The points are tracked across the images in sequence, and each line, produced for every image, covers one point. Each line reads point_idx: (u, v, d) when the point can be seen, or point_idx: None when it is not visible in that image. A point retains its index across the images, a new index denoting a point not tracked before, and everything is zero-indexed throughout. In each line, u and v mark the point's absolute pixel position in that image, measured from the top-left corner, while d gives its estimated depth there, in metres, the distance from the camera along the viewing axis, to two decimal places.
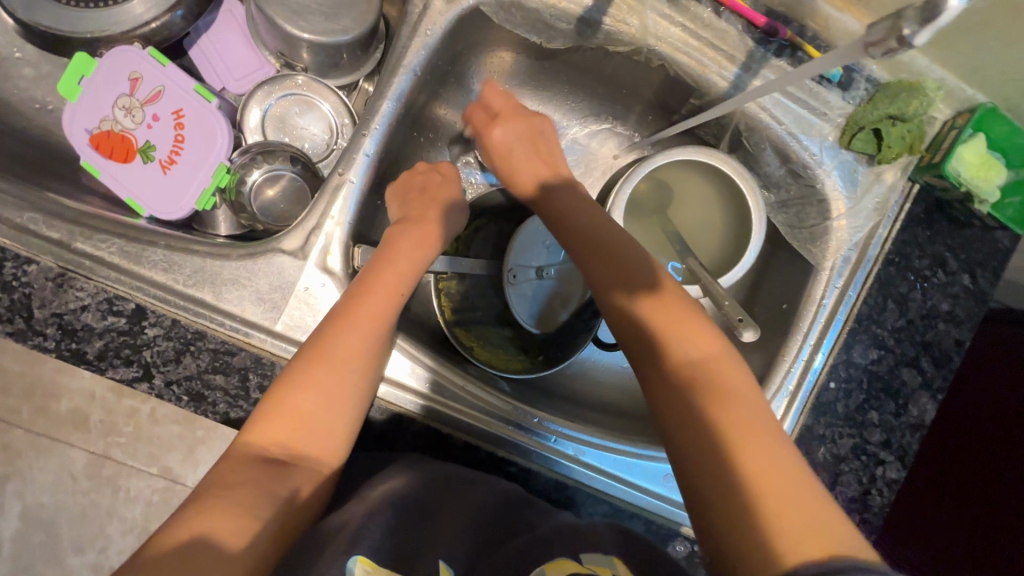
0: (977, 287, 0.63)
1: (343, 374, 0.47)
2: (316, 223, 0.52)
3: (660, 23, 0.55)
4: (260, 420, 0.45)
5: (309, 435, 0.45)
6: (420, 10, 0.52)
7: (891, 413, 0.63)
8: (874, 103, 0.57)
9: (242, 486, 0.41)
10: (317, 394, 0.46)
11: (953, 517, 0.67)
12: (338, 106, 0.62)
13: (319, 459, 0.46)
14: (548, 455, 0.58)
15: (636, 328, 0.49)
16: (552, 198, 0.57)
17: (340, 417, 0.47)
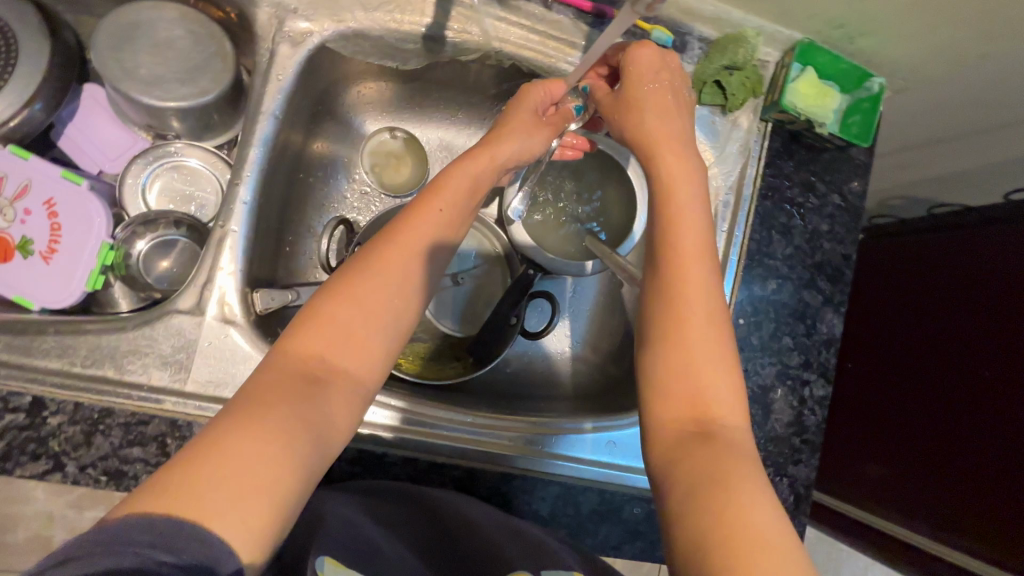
0: (848, 202, 0.69)
1: (381, 295, 0.46)
2: (208, 277, 0.53)
3: (499, 26, 0.59)
4: (299, 331, 0.44)
5: (346, 353, 0.44)
6: (268, 58, 0.55)
7: (803, 335, 0.67)
8: (710, 58, 0.63)
9: (278, 398, 0.40)
10: (354, 312, 0.45)
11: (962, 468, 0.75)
12: (218, 164, 0.63)
13: (353, 379, 0.44)
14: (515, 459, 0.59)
15: (678, 310, 0.48)
16: (669, 154, 0.53)
17: (375, 340, 0.46)
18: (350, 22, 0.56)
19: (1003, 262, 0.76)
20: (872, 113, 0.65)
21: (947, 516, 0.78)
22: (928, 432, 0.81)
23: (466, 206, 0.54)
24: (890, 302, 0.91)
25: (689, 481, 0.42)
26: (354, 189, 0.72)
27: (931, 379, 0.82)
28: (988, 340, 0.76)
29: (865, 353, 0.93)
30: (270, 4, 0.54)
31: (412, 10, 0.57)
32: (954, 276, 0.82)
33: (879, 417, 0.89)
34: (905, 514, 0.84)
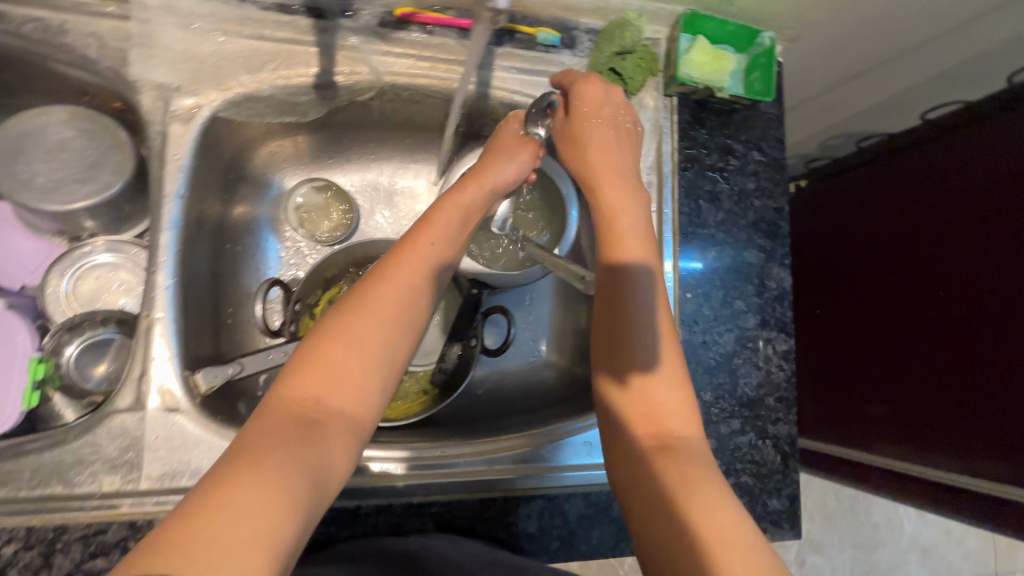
0: (769, 157, 0.69)
1: (373, 331, 0.45)
2: (142, 369, 0.52)
3: (386, 61, 0.59)
4: (295, 373, 0.43)
5: (343, 392, 0.43)
6: (160, 139, 0.54)
7: (755, 294, 0.67)
8: (600, 48, 0.63)
9: (274, 444, 0.38)
10: (350, 350, 0.44)
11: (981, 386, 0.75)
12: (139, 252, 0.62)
13: (350, 419, 0.43)
14: (502, 480, 0.58)
15: (623, 323, 0.49)
16: (607, 183, 0.56)
17: (370, 379, 0.44)
18: (236, 88, 0.56)
19: (946, 181, 0.80)
20: (769, 67, 0.66)
21: (948, 437, 0.79)
22: (916, 356, 0.83)
23: (457, 237, 0.55)
24: (858, 240, 0.94)
25: (650, 491, 0.42)
26: (288, 247, 0.72)
27: (907, 306, 0.85)
28: (946, 255, 0.80)
29: (844, 294, 0.95)
30: (150, 86, 0.54)
31: (296, 63, 0.57)
32: (909, 202, 0.86)
33: (870, 353, 0.90)
34: (909, 444, 0.84)
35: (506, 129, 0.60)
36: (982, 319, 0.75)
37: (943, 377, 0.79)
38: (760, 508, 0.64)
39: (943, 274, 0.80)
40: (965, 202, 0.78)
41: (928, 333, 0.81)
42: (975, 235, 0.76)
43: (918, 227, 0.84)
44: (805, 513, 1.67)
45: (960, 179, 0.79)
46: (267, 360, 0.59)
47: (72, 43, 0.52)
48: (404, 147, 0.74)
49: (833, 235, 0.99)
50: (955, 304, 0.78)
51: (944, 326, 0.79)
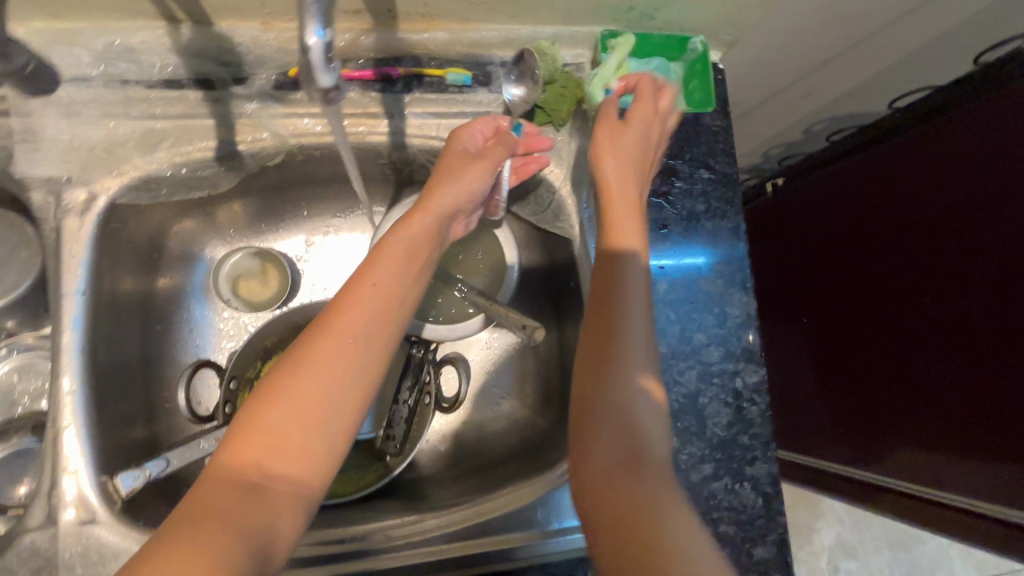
0: (718, 174, 0.64)
1: (317, 388, 0.43)
2: (52, 483, 0.49)
3: (289, 123, 0.56)
4: (236, 436, 0.42)
5: (285, 455, 0.41)
6: (55, 235, 0.52)
7: (715, 325, 0.62)
8: (517, 81, 0.59)
9: (214, 513, 0.37)
10: (291, 410, 0.42)
11: (966, 382, 0.70)
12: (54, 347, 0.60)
13: (295, 485, 0.41)
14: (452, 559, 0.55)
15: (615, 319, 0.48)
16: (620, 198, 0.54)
17: (318, 442, 0.42)
18: (132, 172, 0.54)
19: (941, 174, 0.72)
20: (706, 74, 0.62)
21: (958, 456, 0.72)
22: (919, 368, 0.76)
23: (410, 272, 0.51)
24: (854, 235, 0.85)
25: (618, 488, 0.42)
26: (225, 319, 0.69)
27: (908, 312, 0.77)
28: (947, 257, 0.71)
29: (837, 280, 0.89)
30: (40, 182, 0.52)
31: (192, 137, 0.54)
32: (905, 195, 0.77)
33: (873, 361, 0.83)
34: (918, 462, 0.78)
35: (464, 140, 0.57)
36: (978, 305, 0.68)
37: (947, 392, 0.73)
38: (744, 558, 0.59)
39: (946, 278, 0.71)
40: (967, 200, 0.69)
41: (931, 344, 0.74)
42: (978, 237, 0.68)
43: (917, 224, 0.75)
44: (831, 516, 1.60)
45: (958, 172, 0.70)
46: (194, 449, 0.56)
47: None
48: (335, 202, 0.70)
49: (827, 228, 0.90)
50: (959, 314, 0.70)
51: (948, 336, 0.72)
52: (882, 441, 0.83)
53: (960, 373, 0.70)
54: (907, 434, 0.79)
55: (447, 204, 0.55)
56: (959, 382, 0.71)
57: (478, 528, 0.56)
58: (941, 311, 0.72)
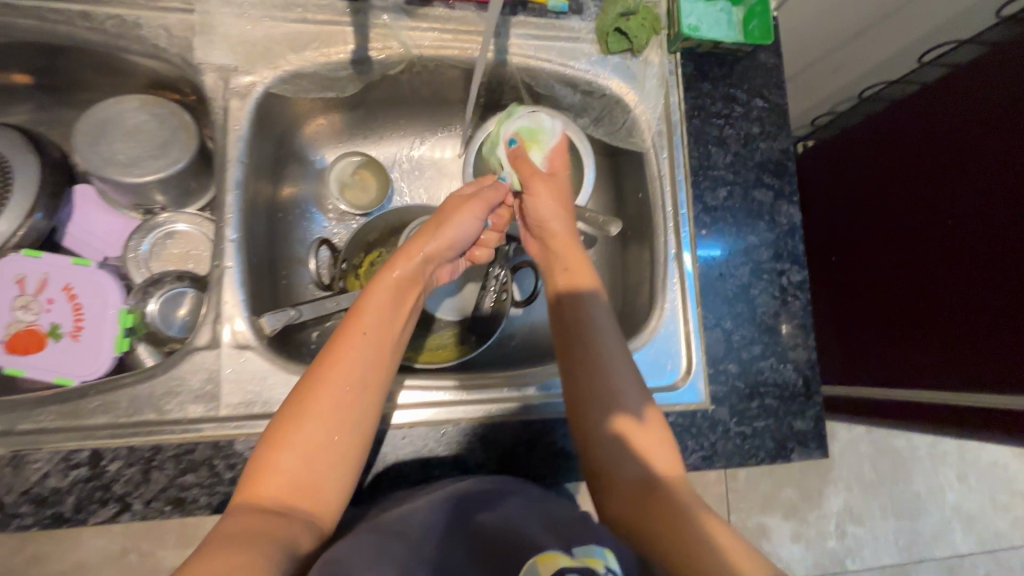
0: (771, 103, 0.74)
1: (321, 430, 0.47)
2: (217, 313, 0.59)
3: (414, 35, 0.66)
4: (252, 480, 0.45)
5: (298, 492, 0.45)
6: (223, 113, 0.62)
7: (767, 230, 0.71)
8: (606, 11, 0.69)
9: (248, 529, 0.41)
10: (301, 450, 0.46)
11: (981, 312, 0.78)
12: (196, 220, 0.69)
13: (312, 512, 0.45)
14: (541, 405, 0.65)
15: (590, 357, 0.59)
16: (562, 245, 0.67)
17: (329, 480, 0.47)
18: (285, 66, 0.64)
19: (966, 108, 0.81)
20: (766, 14, 0.70)
21: (976, 360, 0.80)
22: (941, 283, 0.84)
23: (395, 314, 0.56)
24: (884, 173, 0.94)
25: (630, 499, 0.53)
26: (331, 216, 0.78)
27: (931, 235, 0.85)
28: (969, 181, 0.80)
29: (864, 224, 0.97)
30: (212, 68, 0.62)
31: (336, 41, 0.65)
32: (934, 132, 0.86)
33: (898, 296, 0.91)
34: (939, 372, 0.85)
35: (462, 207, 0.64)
36: (997, 243, 0.76)
37: (967, 302, 0.80)
38: (786, 429, 0.68)
39: (968, 200, 0.80)
40: (989, 127, 0.78)
41: (953, 259, 0.82)
42: (997, 158, 0.76)
43: (944, 155, 0.84)
44: (842, 483, 1.58)
45: (984, 103, 0.79)
46: (321, 307, 0.64)
47: (146, 35, 0.61)
48: (430, 122, 0.80)
49: (858, 176, 0.99)
50: (978, 228, 0.78)
51: (971, 250, 0.80)
52: (895, 365, 0.93)
53: (976, 302, 0.79)
54: (919, 359, 0.88)
55: (432, 250, 0.61)
56: (976, 310, 0.79)
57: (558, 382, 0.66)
58: (963, 241, 0.81)
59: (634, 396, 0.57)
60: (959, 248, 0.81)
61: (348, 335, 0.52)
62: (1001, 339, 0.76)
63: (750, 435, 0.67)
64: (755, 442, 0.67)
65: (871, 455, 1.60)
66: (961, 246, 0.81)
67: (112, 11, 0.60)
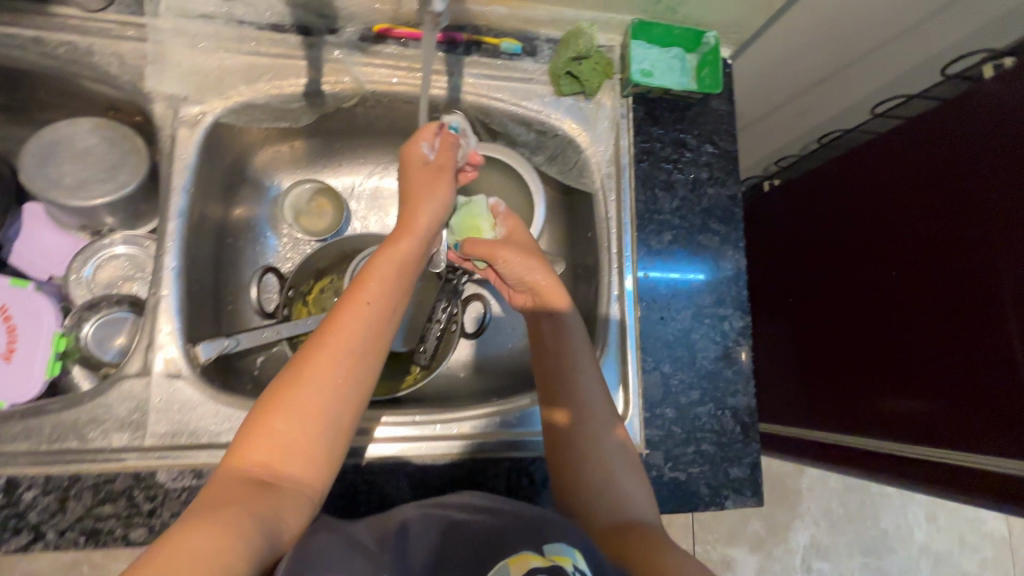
0: (721, 150, 0.75)
1: (315, 398, 0.49)
2: (150, 341, 0.59)
3: (368, 71, 0.67)
4: (246, 444, 0.47)
5: (289, 460, 0.47)
6: (170, 141, 0.63)
7: (710, 275, 0.72)
8: (558, 55, 0.71)
9: (233, 502, 0.43)
10: (294, 418, 0.48)
11: (944, 363, 0.77)
12: (133, 239, 0.70)
13: (301, 484, 0.48)
14: (482, 443, 0.64)
15: (562, 368, 0.62)
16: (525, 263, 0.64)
17: (316, 448, 0.49)
18: (236, 97, 0.65)
19: (925, 157, 0.81)
20: (717, 63, 0.72)
21: (943, 415, 0.78)
22: (909, 329, 0.82)
23: (395, 293, 0.55)
24: (848, 216, 0.94)
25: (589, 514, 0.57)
26: (284, 242, 0.79)
27: (897, 281, 0.84)
28: (928, 229, 0.80)
29: (828, 266, 0.98)
30: (162, 97, 0.63)
31: (288, 74, 0.65)
32: (894, 180, 0.86)
33: (861, 339, 0.90)
34: (902, 421, 0.83)
35: (438, 199, 0.61)
36: (956, 295, 0.76)
37: (933, 353, 0.79)
38: (721, 476, 0.68)
39: (933, 249, 0.79)
40: (947, 178, 0.78)
41: (922, 305, 0.81)
42: (964, 209, 0.76)
43: (903, 203, 0.84)
44: (809, 518, 1.57)
45: (947, 154, 0.78)
46: (260, 336, 0.65)
47: (97, 62, 0.61)
48: (388, 151, 0.81)
49: (822, 218, 1.00)
50: (938, 278, 0.78)
51: (937, 298, 0.78)
52: (856, 412, 0.91)
53: (936, 352, 0.78)
54: (881, 407, 0.86)
55: (427, 226, 0.60)
56: (936, 360, 0.78)
57: (505, 420, 0.66)
58: (924, 289, 0.80)
59: (603, 415, 0.61)
60: (919, 297, 0.81)
61: (347, 308, 0.53)
62: (965, 393, 0.75)
63: (684, 481, 0.67)
64: (688, 488, 0.67)
65: (839, 490, 1.60)
66: (923, 296, 0.80)
67: (64, 37, 0.60)
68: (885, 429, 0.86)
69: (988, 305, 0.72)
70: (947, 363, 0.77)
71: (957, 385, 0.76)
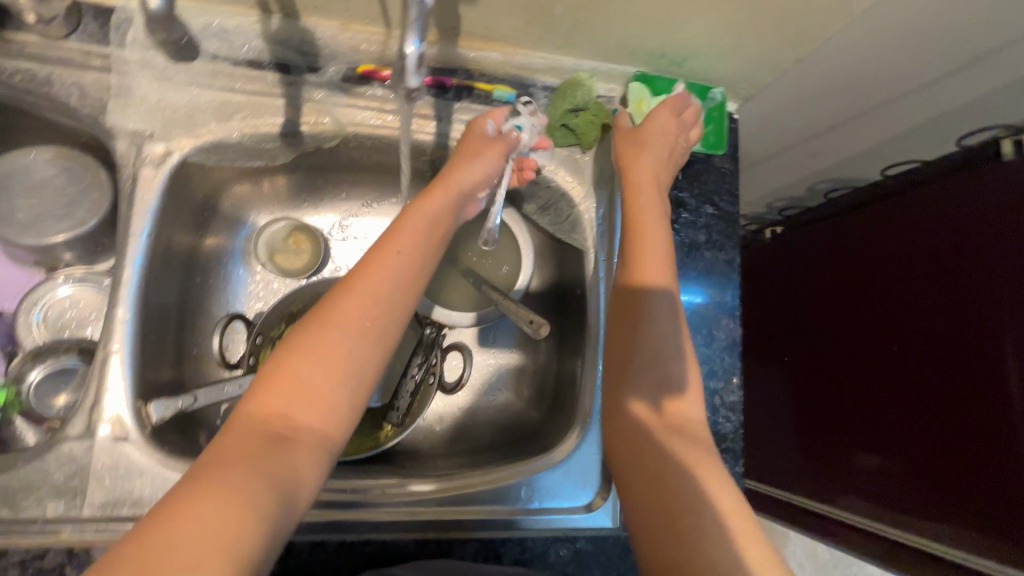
0: (722, 211, 0.71)
1: (340, 342, 0.46)
2: (95, 400, 0.55)
3: (349, 112, 0.63)
4: (264, 390, 0.44)
5: (308, 408, 0.44)
6: (131, 182, 0.58)
7: (702, 345, 0.68)
8: (554, 105, 0.67)
9: (245, 457, 0.40)
10: (316, 362, 0.45)
11: (945, 449, 0.74)
12: (89, 277, 0.65)
13: (319, 434, 0.44)
14: (450, 520, 0.59)
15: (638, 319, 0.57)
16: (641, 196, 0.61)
17: (338, 398, 0.45)
18: (206, 135, 0.60)
19: (938, 229, 0.77)
20: (722, 120, 0.70)
21: (939, 502, 0.74)
22: (912, 405, 0.79)
23: (424, 246, 0.55)
24: (852, 277, 0.91)
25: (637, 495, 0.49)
26: (257, 281, 0.74)
27: (894, 359, 0.82)
28: (939, 304, 0.76)
29: (828, 326, 0.94)
30: (125, 133, 0.58)
31: (263, 113, 0.61)
32: (903, 247, 0.82)
33: (859, 406, 0.87)
34: (898, 498, 0.80)
35: (480, 161, 0.61)
36: (963, 380, 0.72)
37: (928, 437, 0.76)
38: None
39: (932, 332, 0.77)
40: (960, 256, 0.74)
41: (926, 383, 0.77)
42: (964, 296, 0.73)
43: (912, 273, 0.81)
44: None
45: (948, 235, 0.76)
46: (219, 393, 0.58)
47: (56, 93, 0.57)
48: (373, 190, 0.77)
49: (824, 275, 0.96)
50: (945, 358, 0.75)
51: (944, 378, 0.75)
52: (851, 481, 0.88)
53: (940, 436, 0.75)
54: (874, 482, 0.83)
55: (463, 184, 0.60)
56: (939, 444, 0.75)
57: (475, 494, 0.60)
58: (930, 366, 0.77)
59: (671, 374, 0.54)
60: (924, 375, 0.77)
61: (378, 258, 0.52)
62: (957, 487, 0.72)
63: None
64: None
65: None
66: (927, 375, 0.77)
67: (19, 65, 0.56)
68: (878, 510, 0.83)
69: (994, 397, 0.69)
70: (949, 450, 0.73)
71: (958, 475, 0.72)
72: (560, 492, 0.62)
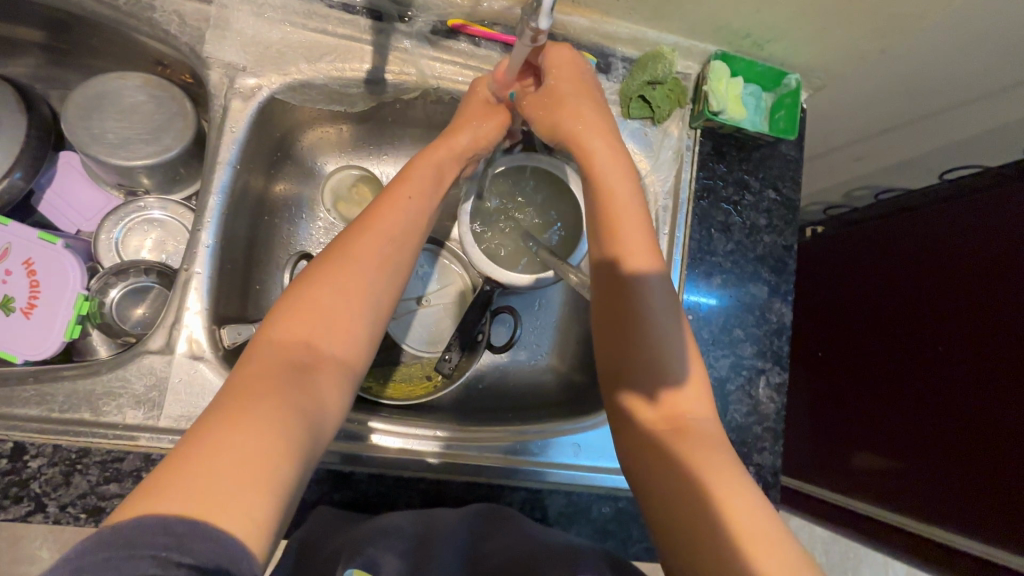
0: (784, 197, 0.72)
1: (358, 278, 0.47)
2: (175, 319, 0.56)
3: (433, 65, 0.64)
4: (283, 320, 0.44)
5: (330, 337, 0.44)
6: (222, 113, 0.60)
7: (754, 326, 0.69)
8: (633, 76, 0.68)
9: (273, 384, 0.39)
10: (337, 293, 0.46)
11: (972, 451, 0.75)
12: (166, 205, 0.67)
13: (342, 362, 0.45)
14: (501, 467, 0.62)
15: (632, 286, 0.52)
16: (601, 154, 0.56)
17: (357, 329, 0.46)
18: (295, 74, 0.61)
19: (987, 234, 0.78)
20: (795, 107, 0.68)
21: (960, 500, 0.76)
22: (945, 402, 0.79)
23: (431, 196, 0.56)
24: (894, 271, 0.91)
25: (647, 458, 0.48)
26: (320, 226, 0.76)
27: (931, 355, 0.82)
28: (983, 308, 0.77)
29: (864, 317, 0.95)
30: (220, 64, 0.60)
31: (352, 57, 0.62)
32: (947, 246, 0.83)
33: (887, 397, 0.88)
34: (917, 491, 0.82)
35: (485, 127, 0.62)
36: (999, 384, 0.73)
37: (952, 434, 0.78)
38: None
39: (959, 345, 0.79)
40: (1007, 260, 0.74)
41: (960, 383, 0.78)
42: (993, 313, 0.75)
43: (955, 273, 0.81)
44: None
45: (979, 253, 0.78)
46: None
47: (157, 18, 0.58)
48: None
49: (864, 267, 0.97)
50: (984, 362, 0.75)
51: (979, 381, 0.76)
52: (869, 469, 0.90)
53: (970, 437, 0.76)
54: (894, 473, 0.85)
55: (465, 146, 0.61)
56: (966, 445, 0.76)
57: (523, 445, 0.63)
58: (968, 367, 0.77)
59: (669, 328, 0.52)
60: (958, 375, 0.78)
61: (387, 199, 0.53)
62: (982, 493, 0.74)
63: None
64: None
65: None
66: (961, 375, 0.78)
67: None
68: (892, 500, 0.86)
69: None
70: (977, 450, 0.75)
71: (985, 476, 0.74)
72: (604, 452, 0.65)
